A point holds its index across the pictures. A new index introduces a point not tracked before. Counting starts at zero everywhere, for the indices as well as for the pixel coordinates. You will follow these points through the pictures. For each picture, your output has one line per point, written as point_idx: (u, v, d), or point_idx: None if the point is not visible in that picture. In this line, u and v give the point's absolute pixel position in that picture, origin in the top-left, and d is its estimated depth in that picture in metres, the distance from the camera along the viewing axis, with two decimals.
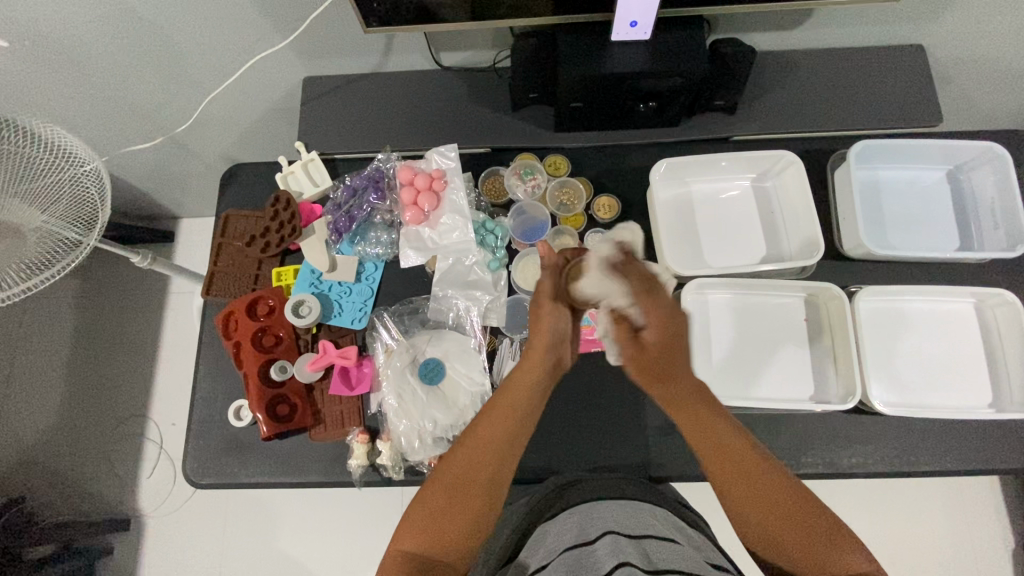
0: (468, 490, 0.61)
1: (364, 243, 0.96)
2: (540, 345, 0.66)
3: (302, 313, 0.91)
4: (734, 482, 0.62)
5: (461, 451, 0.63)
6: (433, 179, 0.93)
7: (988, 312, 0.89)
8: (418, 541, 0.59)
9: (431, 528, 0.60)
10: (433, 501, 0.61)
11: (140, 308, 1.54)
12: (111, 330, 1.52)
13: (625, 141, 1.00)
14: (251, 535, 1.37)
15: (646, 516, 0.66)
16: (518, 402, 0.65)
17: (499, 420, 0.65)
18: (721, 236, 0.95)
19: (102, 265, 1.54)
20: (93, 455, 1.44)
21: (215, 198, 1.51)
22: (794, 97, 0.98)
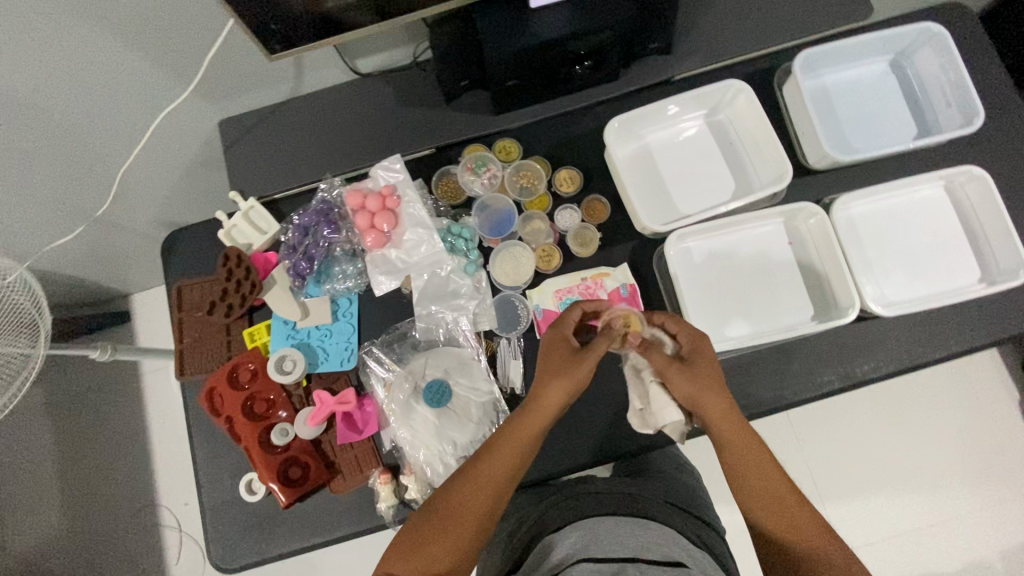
0: (450, 537, 0.63)
1: (331, 280, 0.91)
2: (549, 392, 0.69)
3: (288, 369, 0.87)
4: (735, 459, 0.68)
5: (463, 482, 0.67)
6: (384, 198, 0.86)
7: (960, 190, 0.89)
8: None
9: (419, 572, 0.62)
10: (415, 542, 0.64)
11: (119, 396, 1.46)
12: (95, 427, 1.44)
13: (569, 108, 0.97)
14: None
15: (655, 539, 0.67)
16: (515, 443, 0.68)
17: (495, 471, 0.67)
18: (689, 180, 0.93)
19: (63, 365, 1.45)
20: (112, 557, 1.38)
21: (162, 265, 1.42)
22: (725, 20, 0.95)
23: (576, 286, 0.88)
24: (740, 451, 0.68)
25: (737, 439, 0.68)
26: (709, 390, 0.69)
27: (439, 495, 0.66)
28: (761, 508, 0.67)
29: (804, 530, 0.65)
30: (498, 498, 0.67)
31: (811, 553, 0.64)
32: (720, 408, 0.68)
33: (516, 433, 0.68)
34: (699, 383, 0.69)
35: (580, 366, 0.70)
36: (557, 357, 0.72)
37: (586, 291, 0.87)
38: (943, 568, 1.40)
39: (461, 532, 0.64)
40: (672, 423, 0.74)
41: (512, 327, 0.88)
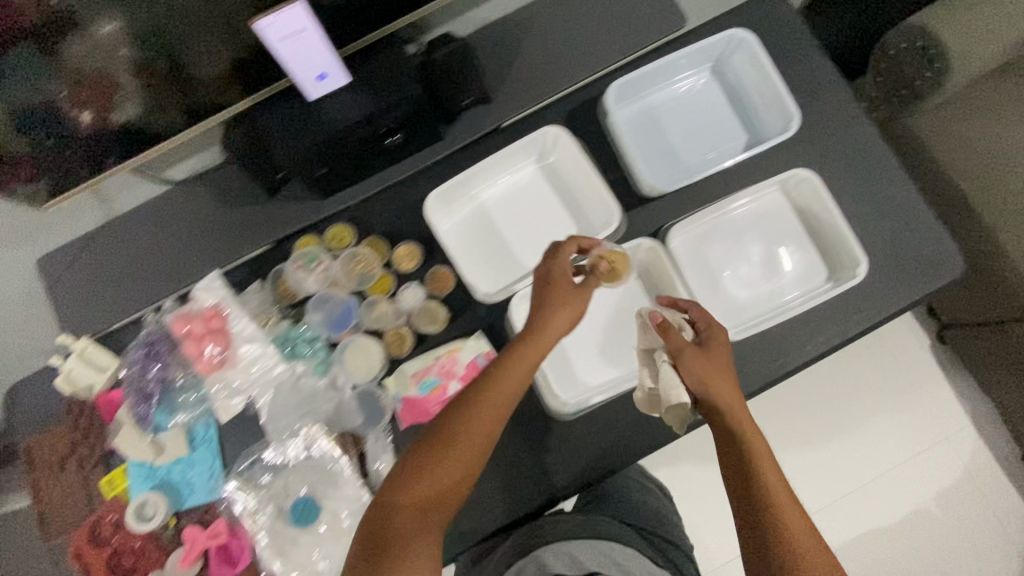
0: (454, 469, 0.60)
1: (179, 411, 0.86)
2: (557, 322, 0.66)
3: (150, 514, 0.83)
4: (748, 440, 0.67)
5: (471, 412, 0.62)
6: (208, 318, 0.82)
7: (794, 192, 0.87)
8: (393, 523, 0.58)
9: (417, 502, 0.59)
10: (421, 466, 0.60)
11: None
12: None
13: (398, 177, 0.92)
14: None
15: (621, 558, 0.73)
16: (517, 377, 0.64)
17: (495, 409, 0.63)
18: (528, 232, 0.90)
19: None
20: None
21: None
22: (535, 61, 0.92)
23: (432, 366, 0.84)
24: (741, 433, 0.67)
25: (742, 425, 0.68)
26: (722, 379, 0.71)
27: (434, 427, 0.63)
28: (778, 493, 0.64)
29: (789, 520, 0.62)
30: (493, 436, 0.63)
31: (805, 540, 0.61)
32: (729, 395, 0.70)
33: (519, 366, 0.64)
34: (711, 371, 0.70)
35: (575, 301, 0.68)
36: (559, 293, 0.68)
37: (442, 370, 0.83)
38: (884, 521, 1.44)
39: (457, 467, 0.60)
40: (677, 406, 0.73)
41: (377, 421, 0.84)
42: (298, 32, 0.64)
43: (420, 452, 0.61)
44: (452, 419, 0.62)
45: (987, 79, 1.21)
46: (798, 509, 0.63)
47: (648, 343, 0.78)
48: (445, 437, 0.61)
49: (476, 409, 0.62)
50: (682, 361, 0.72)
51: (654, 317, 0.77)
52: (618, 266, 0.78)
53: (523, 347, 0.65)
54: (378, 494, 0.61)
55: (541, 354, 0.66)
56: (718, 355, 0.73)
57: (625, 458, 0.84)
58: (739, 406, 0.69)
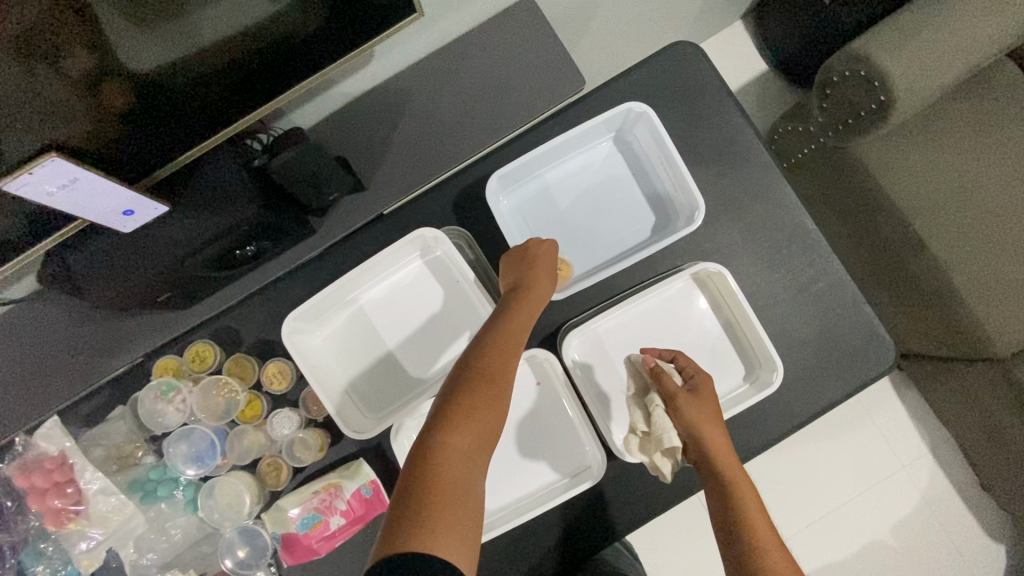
0: (490, 414, 0.58)
1: (43, 561, 0.76)
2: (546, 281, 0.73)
3: None
4: (733, 476, 0.63)
5: (501, 350, 0.63)
6: (51, 470, 0.73)
7: (706, 281, 0.79)
8: (434, 471, 0.51)
9: (462, 441, 0.54)
10: (462, 404, 0.57)
11: None
12: None
13: (262, 282, 0.80)
14: None
15: None
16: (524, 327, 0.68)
17: (511, 362, 0.63)
18: (415, 339, 0.81)
19: None
20: None
21: None
22: (412, 139, 0.80)
23: (310, 501, 0.76)
24: (729, 472, 0.63)
25: (730, 466, 0.63)
26: (714, 426, 0.67)
27: (464, 375, 0.60)
28: (759, 521, 0.59)
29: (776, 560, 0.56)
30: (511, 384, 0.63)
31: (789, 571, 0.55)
32: (718, 440, 0.65)
33: (521, 321, 0.68)
34: (705, 414, 0.67)
35: (549, 273, 0.75)
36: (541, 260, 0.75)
37: (322, 505, 0.76)
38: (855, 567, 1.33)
39: (498, 409, 0.59)
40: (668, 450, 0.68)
41: (257, 560, 0.77)
42: (70, 183, 0.54)
43: (455, 394, 0.58)
44: (484, 359, 0.62)
45: (943, 103, 1.11)
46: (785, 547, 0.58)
47: (635, 388, 0.74)
48: (484, 376, 0.60)
49: (508, 348, 0.64)
50: (674, 407, 0.68)
51: (648, 362, 0.73)
52: (564, 271, 0.81)
53: (525, 306, 0.69)
54: (421, 445, 0.54)
55: (529, 317, 0.69)
56: (707, 400, 0.69)
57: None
58: (728, 452, 0.65)
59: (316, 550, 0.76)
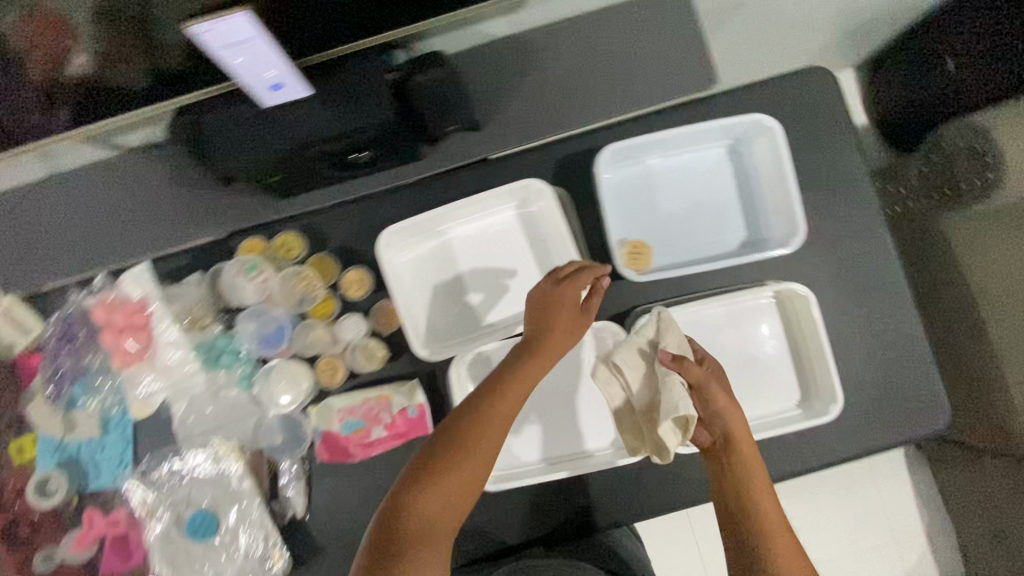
0: (473, 477, 0.59)
1: (94, 397, 0.83)
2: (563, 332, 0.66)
3: (50, 491, 0.82)
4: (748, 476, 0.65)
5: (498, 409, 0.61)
6: (132, 313, 0.77)
7: (785, 303, 0.80)
8: (406, 533, 0.56)
9: (425, 509, 0.57)
10: (429, 473, 0.58)
11: None
12: None
13: (364, 190, 0.84)
14: None
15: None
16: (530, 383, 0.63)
17: (500, 427, 0.61)
18: (490, 284, 0.83)
19: None
20: None
21: None
22: (538, 94, 0.82)
23: (359, 408, 0.79)
24: (743, 461, 0.66)
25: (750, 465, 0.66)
26: (740, 420, 0.67)
27: (454, 431, 0.60)
28: (771, 524, 0.63)
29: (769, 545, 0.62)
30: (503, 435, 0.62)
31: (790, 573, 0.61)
32: (743, 437, 0.66)
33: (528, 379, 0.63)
34: (734, 408, 0.67)
35: (569, 329, 0.67)
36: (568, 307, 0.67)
37: (369, 414, 0.79)
38: None
39: (468, 481, 0.59)
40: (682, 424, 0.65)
41: (293, 448, 0.80)
42: (228, 40, 0.55)
43: (429, 457, 0.59)
44: (467, 425, 0.60)
45: None
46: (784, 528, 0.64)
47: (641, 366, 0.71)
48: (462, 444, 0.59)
49: (503, 410, 0.61)
50: (700, 392, 0.67)
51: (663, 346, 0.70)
52: (638, 258, 0.79)
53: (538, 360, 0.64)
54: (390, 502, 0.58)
55: (542, 371, 0.64)
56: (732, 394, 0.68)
57: (543, 539, 0.80)
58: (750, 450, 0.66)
59: (352, 455, 0.80)
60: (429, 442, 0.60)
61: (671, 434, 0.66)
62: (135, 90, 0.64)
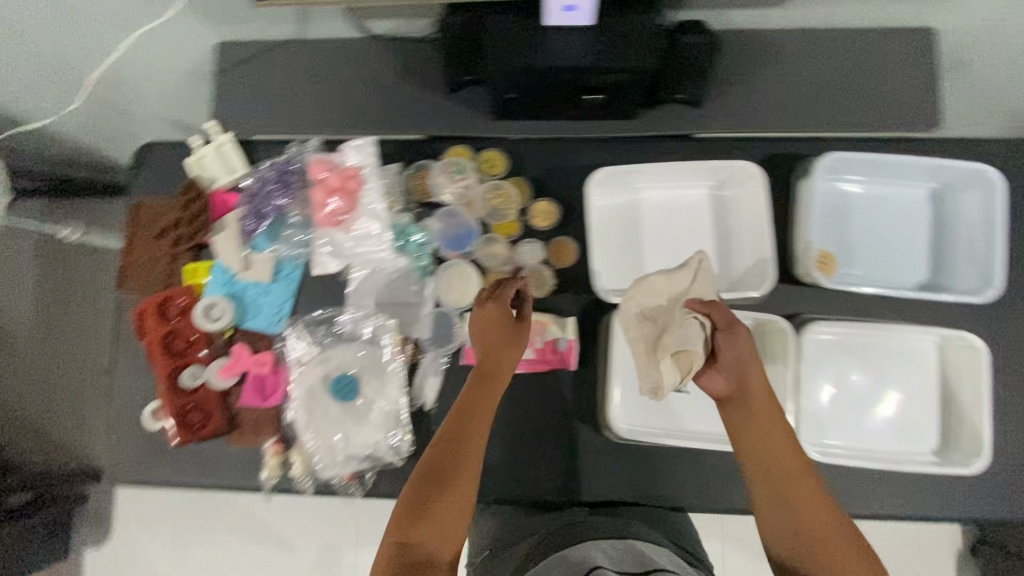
0: (464, 488, 0.63)
1: (278, 243, 0.88)
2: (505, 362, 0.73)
3: (214, 316, 0.87)
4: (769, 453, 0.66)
5: (461, 427, 0.67)
6: (347, 177, 0.83)
7: (951, 354, 0.81)
8: (416, 532, 0.59)
9: (426, 535, 0.59)
10: (417, 498, 0.62)
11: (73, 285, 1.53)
12: None
13: (571, 132, 0.88)
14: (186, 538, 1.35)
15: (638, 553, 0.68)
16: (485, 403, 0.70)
17: (474, 440, 0.67)
18: (667, 251, 0.85)
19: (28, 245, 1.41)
20: None
21: None
22: (768, 91, 0.85)
23: None
24: (764, 427, 0.67)
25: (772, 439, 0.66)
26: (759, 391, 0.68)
27: (442, 449, 0.65)
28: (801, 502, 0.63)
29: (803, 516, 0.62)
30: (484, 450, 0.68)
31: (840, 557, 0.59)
32: (760, 409, 0.68)
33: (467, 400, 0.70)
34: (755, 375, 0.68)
35: (505, 352, 0.74)
36: (498, 331, 0.74)
37: None
38: None
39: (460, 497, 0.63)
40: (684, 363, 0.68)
41: (441, 345, 0.84)
42: None
43: (421, 486, 0.63)
44: (429, 455, 0.66)
45: None
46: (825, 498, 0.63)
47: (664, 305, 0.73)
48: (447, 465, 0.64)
49: (471, 428, 0.68)
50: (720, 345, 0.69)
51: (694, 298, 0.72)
52: (827, 267, 0.80)
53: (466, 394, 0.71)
54: (394, 532, 0.60)
55: (496, 392, 0.72)
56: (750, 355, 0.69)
57: (647, 501, 0.83)
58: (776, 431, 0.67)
59: None
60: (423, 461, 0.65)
61: (671, 371, 0.68)
62: None
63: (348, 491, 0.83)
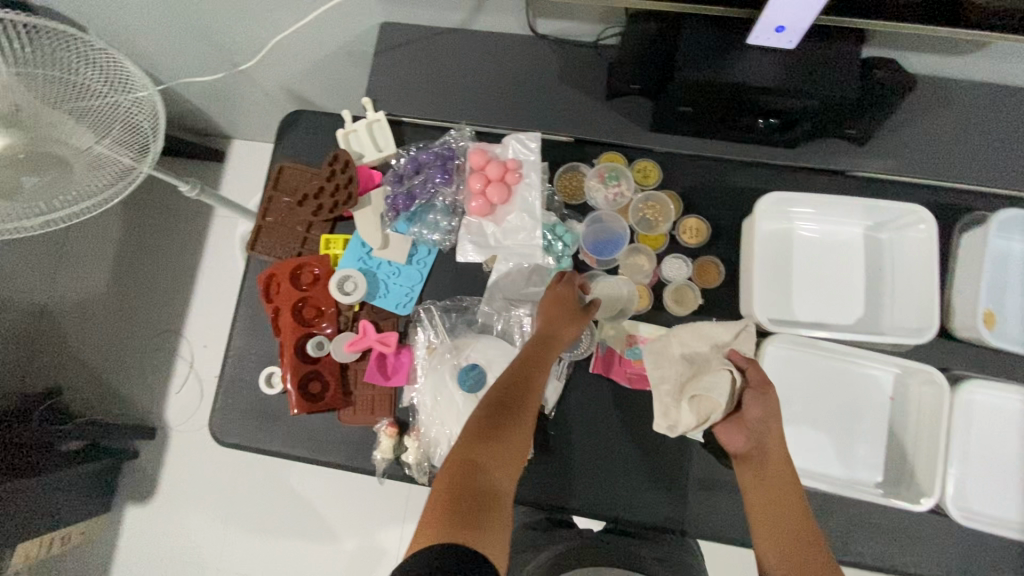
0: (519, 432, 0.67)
1: (419, 226, 0.87)
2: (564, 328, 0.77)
3: (348, 289, 0.86)
4: (767, 489, 0.70)
5: (526, 380, 0.72)
6: (507, 169, 0.83)
7: None
8: (474, 463, 0.63)
9: (489, 467, 0.64)
10: (481, 432, 0.66)
11: (178, 242, 1.65)
12: (157, 260, 1.64)
13: (727, 155, 0.87)
14: (282, 476, 1.55)
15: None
16: (543, 363, 0.74)
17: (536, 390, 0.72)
18: (817, 288, 0.83)
19: (155, 199, 1.64)
20: (138, 352, 1.61)
21: (259, 120, 1.44)
22: (939, 138, 0.83)
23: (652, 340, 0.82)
24: (767, 485, 0.70)
25: (772, 481, 0.70)
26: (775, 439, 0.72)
27: (506, 395, 0.70)
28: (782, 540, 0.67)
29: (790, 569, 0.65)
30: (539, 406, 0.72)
31: None
32: (774, 455, 0.71)
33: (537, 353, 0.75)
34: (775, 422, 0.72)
35: (559, 317, 0.78)
36: (559, 309, 0.78)
37: None
38: None
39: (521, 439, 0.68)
40: (706, 405, 0.72)
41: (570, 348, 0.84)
42: None
43: (490, 422, 0.67)
44: (495, 397, 0.70)
45: None
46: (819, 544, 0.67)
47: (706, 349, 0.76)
48: (510, 409, 0.69)
49: (531, 383, 0.72)
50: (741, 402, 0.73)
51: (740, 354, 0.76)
52: (990, 322, 0.77)
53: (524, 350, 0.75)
54: (459, 457, 0.64)
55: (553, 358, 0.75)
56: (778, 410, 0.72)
57: None
58: (784, 475, 0.71)
59: (625, 379, 0.82)
60: (485, 401, 0.70)
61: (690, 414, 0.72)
62: None
63: None
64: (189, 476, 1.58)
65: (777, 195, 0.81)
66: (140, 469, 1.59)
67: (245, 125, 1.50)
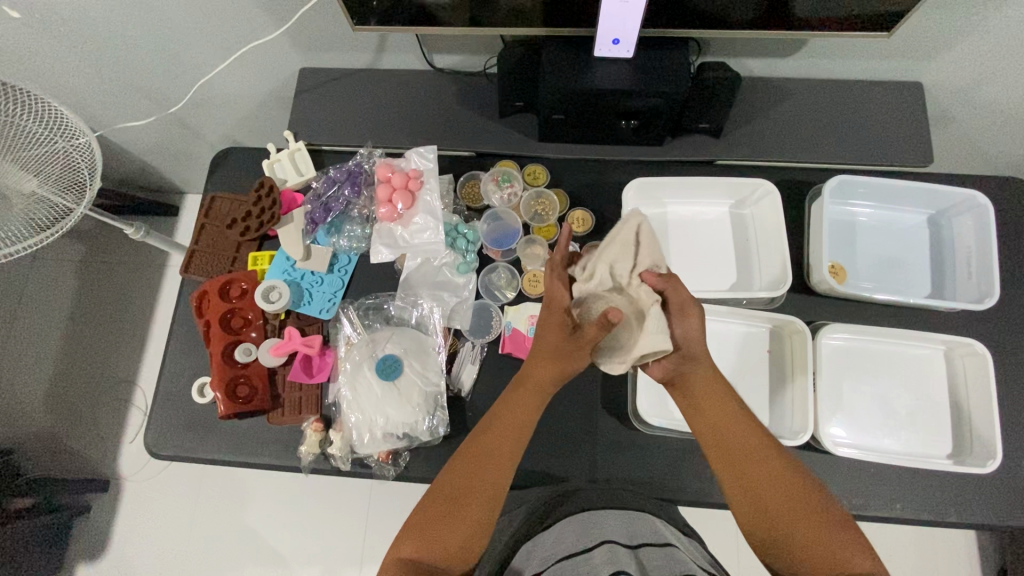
0: (469, 504, 0.66)
1: (339, 235, 0.98)
2: (551, 364, 0.70)
3: (272, 298, 0.92)
4: (732, 452, 0.67)
5: (489, 435, 0.70)
6: (409, 178, 0.95)
7: (958, 361, 0.87)
8: (421, 546, 0.64)
9: (430, 552, 0.63)
10: (427, 515, 0.66)
11: (132, 293, 1.69)
12: (108, 312, 1.67)
13: (606, 156, 0.99)
14: (238, 516, 1.54)
15: (642, 527, 0.70)
16: (521, 410, 0.71)
17: (488, 475, 0.68)
18: (691, 262, 0.94)
19: (106, 254, 1.70)
20: (88, 404, 1.60)
21: (205, 171, 1.55)
22: (783, 125, 0.97)
23: None
24: (722, 448, 0.68)
25: (732, 438, 0.68)
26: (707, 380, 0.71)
27: (466, 454, 0.70)
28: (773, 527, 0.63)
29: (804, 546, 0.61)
30: (509, 465, 0.69)
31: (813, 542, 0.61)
32: (718, 411, 0.69)
33: (504, 429, 0.71)
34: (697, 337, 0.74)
35: (562, 350, 0.70)
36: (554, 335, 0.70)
37: None
38: None
39: (470, 522, 0.65)
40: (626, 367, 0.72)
41: (481, 334, 0.93)
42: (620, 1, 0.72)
43: (445, 500, 0.66)
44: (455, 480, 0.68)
45: None
46: (806, 498, 0.64)
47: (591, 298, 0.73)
48: (462, 488, 0.67)
49: (495, 433, 0.70)
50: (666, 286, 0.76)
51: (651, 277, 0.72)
52: (839, 276, 0.91)
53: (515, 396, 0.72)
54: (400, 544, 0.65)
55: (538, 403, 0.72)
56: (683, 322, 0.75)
57: (673, 496, 0.85)
58: (717, 412, 0.69)
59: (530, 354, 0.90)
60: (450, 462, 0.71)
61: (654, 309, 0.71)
62: (500, 10, 0.78)
63: (383, 472, 0.88)
64: (142, 525, 1.55)
65: (648, 182, 0.93)
66: (91, 524, 1.55)
67: (194, 179, 1.60)
